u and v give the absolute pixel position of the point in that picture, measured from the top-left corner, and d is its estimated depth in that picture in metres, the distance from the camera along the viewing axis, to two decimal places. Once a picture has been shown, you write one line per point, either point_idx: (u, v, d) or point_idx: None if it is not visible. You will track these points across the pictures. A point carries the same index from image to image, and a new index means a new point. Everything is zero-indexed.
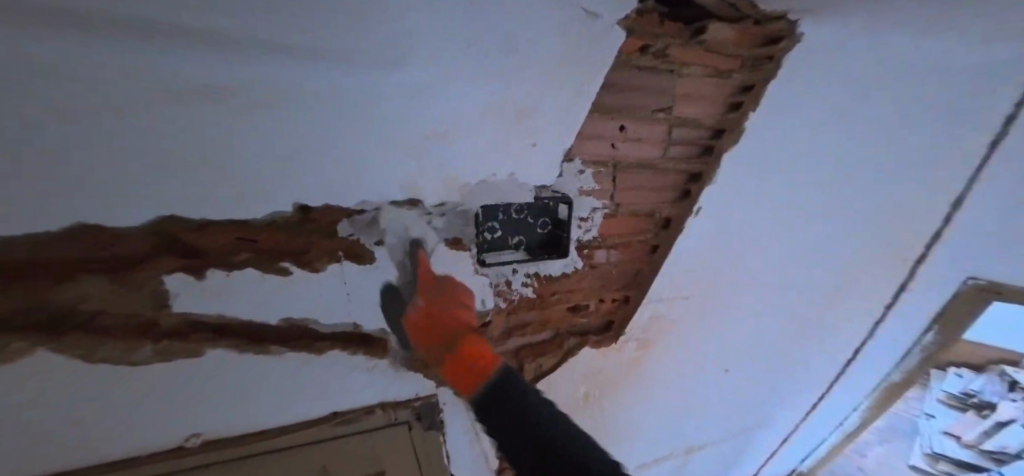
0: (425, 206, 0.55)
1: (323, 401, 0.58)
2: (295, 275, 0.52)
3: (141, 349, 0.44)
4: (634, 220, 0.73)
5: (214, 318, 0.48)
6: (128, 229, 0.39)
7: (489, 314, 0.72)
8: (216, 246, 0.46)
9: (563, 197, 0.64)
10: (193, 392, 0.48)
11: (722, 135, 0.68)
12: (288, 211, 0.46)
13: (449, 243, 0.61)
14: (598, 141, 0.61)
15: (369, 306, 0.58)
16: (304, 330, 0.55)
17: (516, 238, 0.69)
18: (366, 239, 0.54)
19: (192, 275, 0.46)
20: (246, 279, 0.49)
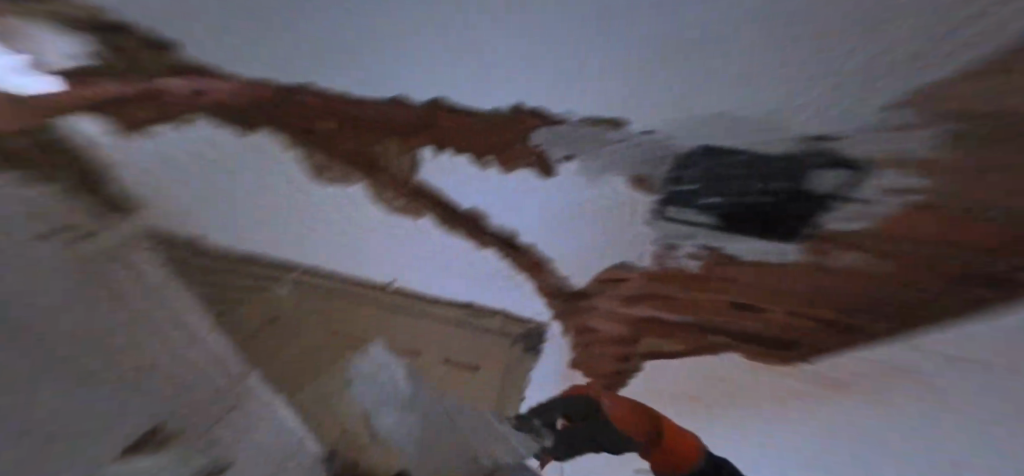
0: (629, 129, 0.45)
1: (470, 279, 0.92)
2: (492, 170, 0.62)
3: (387, 195, 0.71)
4: (926, 228, 0.43)
5: (435, 189, 0.69)
6: (366, 146, 0.61)
7: (628, 275, 0.74)
8: (447, 125, 0.54)
9: (844, 165, 0.41)
10: (418, 252, 0.86)
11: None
12: (508, 106, 0.46)
13: (631, 182, 0.55)
14: (896, 106, 0.32)
15: (531, 215, 0.69)
16: (483, 222, 0.75)
17: (714, 198, 0.52)
18: (555, 153, 0.54)
19: (437, 150, 0.62)
20: (460, 163, 0.62)
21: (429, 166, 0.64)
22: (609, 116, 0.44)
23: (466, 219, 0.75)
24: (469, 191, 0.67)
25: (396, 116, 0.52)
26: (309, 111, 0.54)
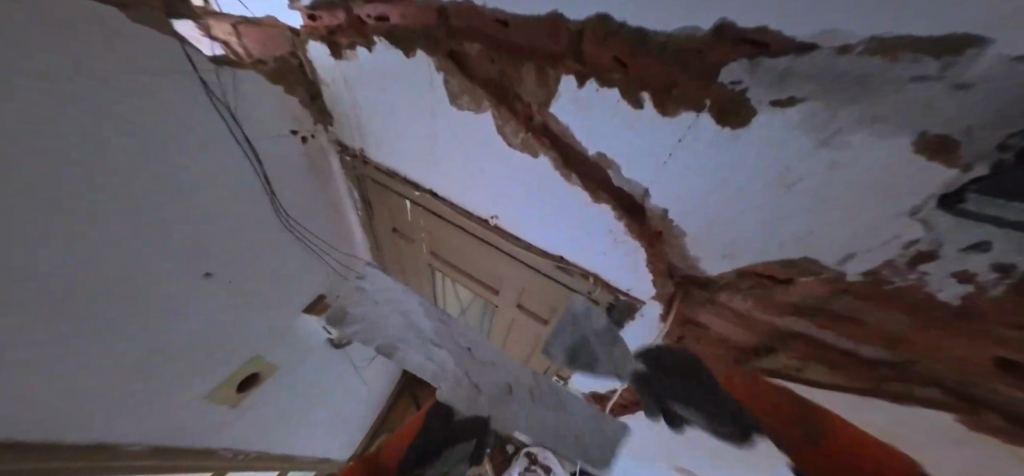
0: (941, 67, 0.27)
1: (564, 243, 0.79)
2: (644, 113, 0.48)
3: (512, 128, 0.65)
4: None
5: (562, 127, 0.58)
6: (512, 61, 0.55)
7: (798, 276, 0.52)
8: (605, 56, 0.45)
9: None
10: (513, 191, 0.76)
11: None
12: (704, 28, 0.36)
13: (919, 146, 0.32)
14: None
15: (676, 180, 0.53)
16: (603, 178, 0.61)
17: None
18: (759, 94, 0.38)
19: (576, 80, 0.51)
20: (607, 97, 0.50)
21: (560, 101, 0.55)
22: (920, 37, 0.26)
23: (588, 162, 0.61)
24: (606, 131, 0.54)
25: (556, 42, 0.48)
26: (465, 21, 0.55)
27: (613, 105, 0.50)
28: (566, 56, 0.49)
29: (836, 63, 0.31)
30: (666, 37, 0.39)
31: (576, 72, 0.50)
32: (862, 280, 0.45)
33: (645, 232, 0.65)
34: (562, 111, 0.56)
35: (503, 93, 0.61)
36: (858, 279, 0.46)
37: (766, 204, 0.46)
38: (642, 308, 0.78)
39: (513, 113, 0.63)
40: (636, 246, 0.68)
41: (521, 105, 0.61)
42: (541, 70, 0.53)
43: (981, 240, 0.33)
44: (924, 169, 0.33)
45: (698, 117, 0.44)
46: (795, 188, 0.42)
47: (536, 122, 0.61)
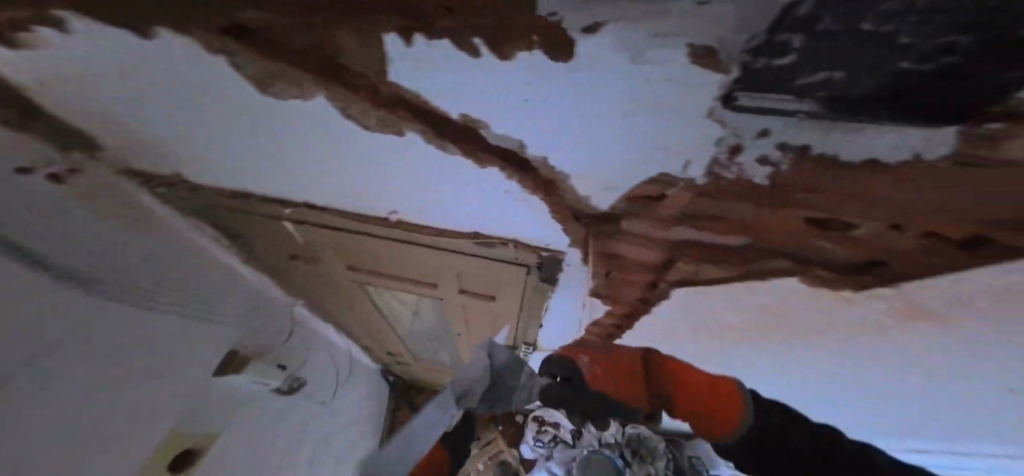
0: None
1: (477, 220, 0.77)
2: (484, 60, 0.43)
3: (355, 107, 0.55)
4: None
5: (411, 94, 0.51)
6: (305, 28, 0.44)
7: (670, 189, 0.54)
8: (426, 1, 0.37)
9: None
10: (402, 180, 0.70)
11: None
12: None
13: (695, 52, 0.34)
14: None
15: (543, 125, 0.50)
16: (478, 141, 0.56)
17: (826, 74, 0.32)
18: (573, 25, 0.36)
19: (397, 37, 0.42)
20: (439, 51, 0.43)
21: (399, 66, 0.47)
22: None
23: (458, 124, 0.55)
24: (459, 88, 0.48)
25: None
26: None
27: (454, 58, 0.44)
28: (384, 11, 0.40)
29: None
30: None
31: (398, 30, 0.42)
32: (708, 180, 0.49)
33: (538, 185, 0.62)
34: (403, 77, 0.48)
35: (333, 71, 0.50)
36: (705, 181, 0.49)
37: (622, 129, 0.47)
38: (565, 258, 0.79)
39: (355, 92, 0.52)
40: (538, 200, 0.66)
41: (360, 81, 0.50)
42: (362, 30, 0.42)
43: (763, 128, 0.39)
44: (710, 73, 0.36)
45: (533, 55, 0.41)
46: (655, 106, 0.42)
47: (387, 94, 0.52)
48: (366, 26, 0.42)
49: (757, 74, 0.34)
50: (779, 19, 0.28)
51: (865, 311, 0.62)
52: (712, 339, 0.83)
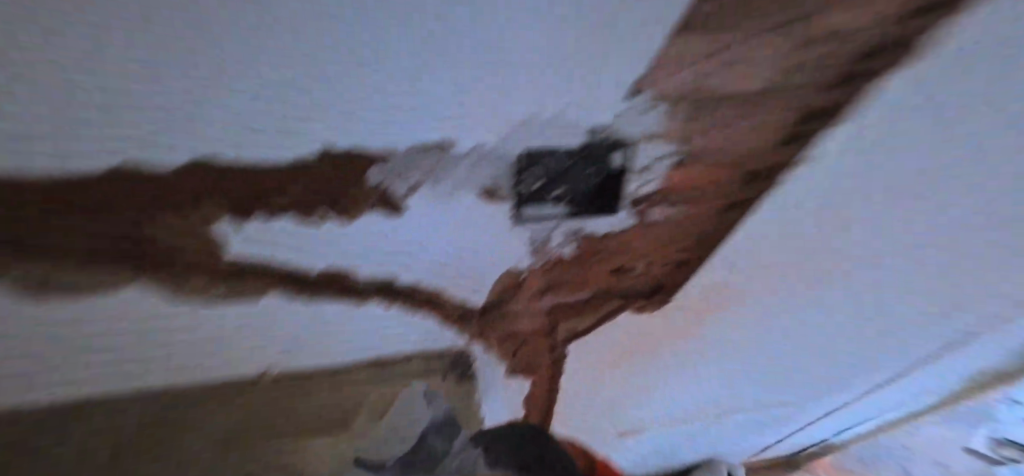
0: (458, 152, 0.46)
1: (365, 344, 0.69)
2: (328, 226, 0.49)
3: (197, 289, 0.48)
4: (719, 172, 0.58)
5: (261, 263, 0.49)
6: (100, 225, 0.36)
7: (523, 273, 0.68)
8: (268, 185, 0.40)
9: (618, 141, 0.54)
10: (246, 334, 0.57)
11: (887, 54, 0.43)
12: (311, 156, 0.39)
13: (483, 193, 0.53)
14: (681, 75, 0.45)
15: (399, 258, 0.58)
16: (345, 285, 0.58)
17: (559, 190, 0.58)
18: (398, 187, 0.47)
19: (233, 220, 0.43)
20: (281, 227, 0.46)
21: (240, 241, 0.45)
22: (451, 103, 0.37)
23: (319, 278, 0.56)
24: (309, 250, 0.51)
25: (188, 188, 0.37)
26: None
27: (298, 228, 0.47)
28: (219, 195, 0.39)
29: (420, 156, 0.44)
30: (321, 157, 0.39)
31: (232, 209, 0.41)
32: (541, 261, 0.67)
33: (417, 301, 0.66)
34: (245, 247, 0.46)
35: (146, 259, 0.42)
36: (540, 262, 0.67)
37: (461, 241, 0.59)
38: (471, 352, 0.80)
39: (189, 274, 0.46)
40: (423, 314, 0.68)
41: (190, 259, 0.44)
42: (191, 212, 0.39)
43: (553, 224, 0.62)
44: (500, 205, 0.56)
45: (372, 213, 0.49)
46: (477, 220, 0.56)
47: (231, 270, 0.48)
48: (191, 212, 0.39)
49: (525, 198, 0.56)
50: (519, 169, 0.52)
51: (678, 317, 0.89)
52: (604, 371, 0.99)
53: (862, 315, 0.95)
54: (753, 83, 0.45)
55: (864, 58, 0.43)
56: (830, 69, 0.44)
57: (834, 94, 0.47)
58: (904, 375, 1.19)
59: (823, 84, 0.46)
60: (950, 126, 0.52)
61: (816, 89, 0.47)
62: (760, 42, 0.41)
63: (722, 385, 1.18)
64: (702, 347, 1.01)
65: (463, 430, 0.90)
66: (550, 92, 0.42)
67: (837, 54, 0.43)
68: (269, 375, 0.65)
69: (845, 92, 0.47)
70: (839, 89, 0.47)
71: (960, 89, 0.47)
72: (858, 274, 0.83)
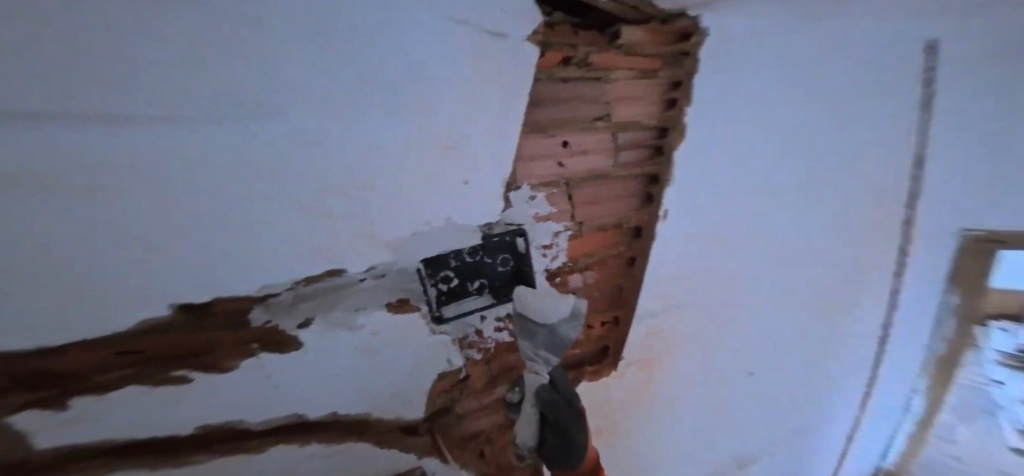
0: (351, 273, 0.50)
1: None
2: (198, 381, 0.46)
3: None
4: (603, 234, 0.67)
5: (113, 441, 0.44)
6: None
7: (464, 370, 0.67)
8: (89, 362, 0.40)
9: (516, 229, 0.60)
10: None
11: (668, 132, 0.61)
12: (166, 314, 0.41)
13: (393, 306, 0.55)
14: (541, 160, 0.57)
15: (306, 395, 0.53)
16: (243, 435, 0.52)
17: (477, 281, 0.62)
18: (287, 324, 0.48)
19: (50, 409, 0.40)
20: (126, 396, 0.43)
21: (49, 436, 0.41)
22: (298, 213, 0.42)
23: (198, 434, 0.49)
24: (163, 417, 0.45)
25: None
26: None
27: (142, 398, 0.43)
28: (12, 389, 0.37)
29: (306, 285, 0.48)
30: (169, 316, 0.42)
31: (37, 403, 0.39)
32: (479, 354, 0.67)
33: (345, 431, 0.59)
34: (56, 438, 0.41)
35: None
36: (480, 353, 0.67)
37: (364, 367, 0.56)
38: (425, 467, 0.69)
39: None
40: (350, 443, 0.60)
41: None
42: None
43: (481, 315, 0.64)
44: (407, 317, 0.56)
45: (260, 359, 0.48)
46: (384, 338, 0.55)
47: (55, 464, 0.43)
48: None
49: (446, 296, 0.60)
50: (429, 274, 0.57)
51: (650, 377, 0.85)
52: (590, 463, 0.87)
53: (803, 318, 1.02)
54: (598, 163, 0.60)
55: (657, 136, 0.62)
56: (642, 147, 0.62)
57: (656, 163, 0.64)
58: (870, 376, 1.27)
59: (642, 157, 0.63)
60: (748, 157, 0.70)
61: (642, 163, 0.63)
62: (566, 120, 0.55)
63: (735, 438, 1.12)
64: (694, 403, 0.97)
65: None
66: (413, 193, 0.48)
67: (640, 136, 0.61)
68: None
69: (660, 162, 0.64)
70: (657, 159, 0.63)
71: (726, 140, 0.66)
72: (779, 282, 0.91)
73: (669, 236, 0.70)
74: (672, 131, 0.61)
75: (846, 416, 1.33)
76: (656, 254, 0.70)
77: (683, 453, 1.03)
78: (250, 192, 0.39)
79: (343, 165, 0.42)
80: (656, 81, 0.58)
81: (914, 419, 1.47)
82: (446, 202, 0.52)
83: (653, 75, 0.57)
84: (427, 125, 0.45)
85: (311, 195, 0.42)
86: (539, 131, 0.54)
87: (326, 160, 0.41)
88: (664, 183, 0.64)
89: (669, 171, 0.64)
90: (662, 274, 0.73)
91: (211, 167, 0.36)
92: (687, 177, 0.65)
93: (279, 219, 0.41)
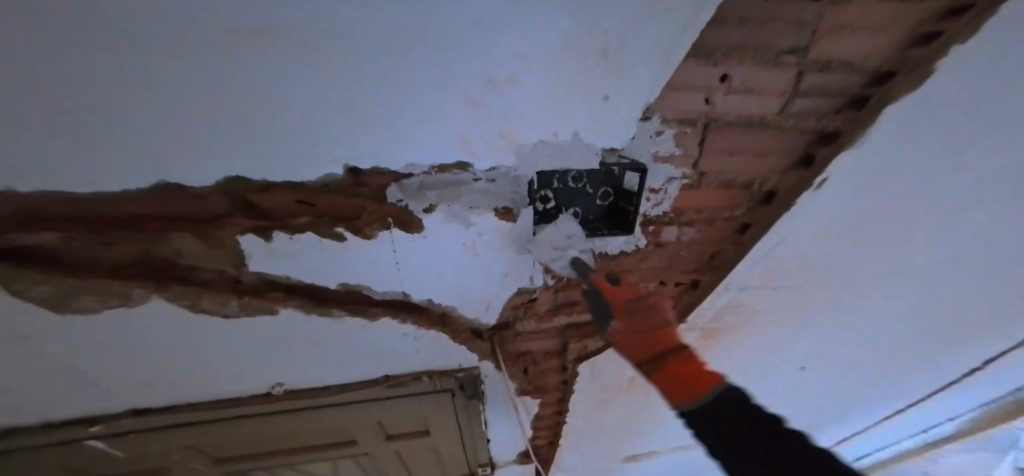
0: (475, 170, 0.50)
1: (383, 361, 0.68)
2: (349, 241, 0.52)
3: (230, 303, 0.55)
4: (724, 193, 0.63)
5: (282, 278, 0.55)
6: (185, 220, 0.47)
7: (536, 291, 0.66)
8: (282, 204, 0.48)
9: (632, 164, 0.55)
10: (269, 344, 0.61)
11: (892, 79, 0.50)
12: (339, 174, 0.46)
13: (499, 213, 0.56)
14: (689, 94, 0.50)
15: (416, 279, 0.59)
16: (363, 301, 0.60)
17: (571, 210, 0.60)
18: (414, 207, 0.51)
19: (261, 237, 0.49)
20: (307, 241, 0.51)
21: (257, 261, 0.52)
22: (466, 104, 0.42)
23: (338, 291, 0.58)
24: (322, 264, 0.54)
25: (215, 205, 0.46)
26: (115, 218, 0.44)
27: (315, 244, 0.52)
28: (239, 215, 0.47)
29: (439, 178, 0.50)
30: (341, 176, 0.46)
31: (254, 230, 0.49)
32: (554, 281, 0.65)
33: (435, 319, 0.65)
34: (260, 268, 0.53)
35: (169, 278, 0.51)
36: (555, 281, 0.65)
37: (460, 263, 0.59)
38: (481, 370, 0.73)
39: (212, 291, 0.54)
40: (436, 331, 0.66)
41: (207, 278, 0.53)
42: (204, 235, 0.48)
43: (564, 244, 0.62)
44: (512, 225, 0.58)
45: (391, 234, 0.53)
46: (488, 240, 0.58)
47: (247, 285, 0.55)
48: (216, 230, 0.48)
49: (539, 217, 0.59)
50: (534, 188, 0.55)
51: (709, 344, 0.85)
52: (615, 404, 0.90)
53: (897, 340, 0.94)
54: (759, 108, 0.52)
55: (867, 84, 0.51)
56: (833, 96, 0.52)
57: (845, 117, 0.55)
58: (935, 403, 1.21)
59: (826, 110, 0.54)
60: (941, 158, 0.58)
61: (822, 115, 0.54)
62: (755, 52, 0.46)
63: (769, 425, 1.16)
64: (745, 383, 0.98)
65: (483, 450, 0.88)
66: (567, 104, 0.46)
67: (843, 81, 0.50)
68: (285, 387, 0.69)
69: (851, 118, 0.54)
70: (849, 113, 0.54)
71: (940, 121, 0.53)
72: (897, 298, 0.83)
73: (808, 210, 0.63)
74: (899, 79, 0.49)
75: (884, 431, 1.32)
76: (784, 227, 0.65)
77: None
78: (425, 67, 0.38)
79: (531, 52, 0.39)
80: (921, 4, 0.43)
81: (958, 424, 1.33)
82: (595, 130, 0.50)
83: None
84: (608, 30, 0.39)
85: (479, 79, 0.40)
86: (703, 59, 0.46)
87: (526, 36, 0.38)
88: (841, 145, 0.55)
89: (859, 133, 0.54)
90: (775, 249, 0.69)
91: (414, 34, 0.35)
92: (873, 151, 0.55)
93: (445, 102, 0.41)
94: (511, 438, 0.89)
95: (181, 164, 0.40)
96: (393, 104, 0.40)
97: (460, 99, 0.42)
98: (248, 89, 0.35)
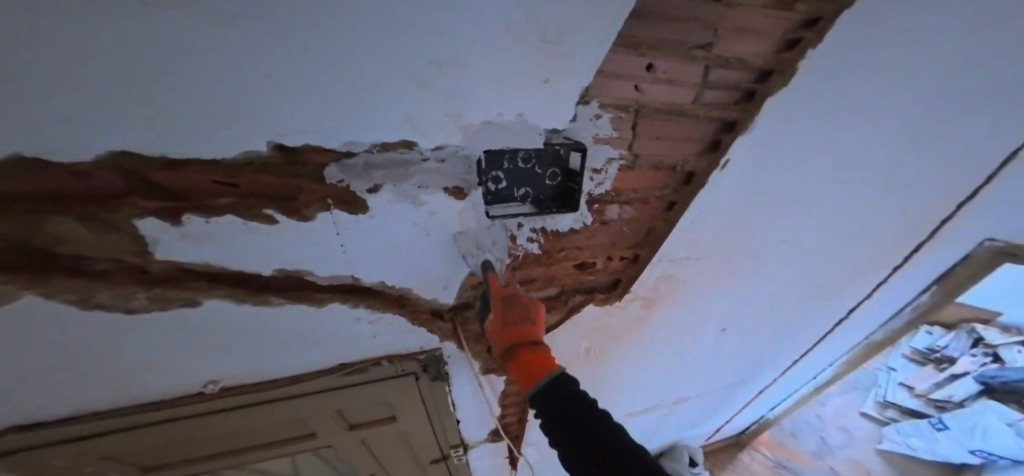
0: (421, 149, 0.52)
1: (338, 349, 0.69)
2: (283, 223, 0.51)
3: (136, 296, 0.51)
4: (655, 172, 0.68)
5: (202, 266, 0.52)
6: (64, 208, 0.42)
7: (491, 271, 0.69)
8: (196, 184, 0.45)
9: (575, 144, 0.59)
10: (203, 341, 0.59)
11: (770, 77, 0.58)
12: (265, 151, 0.44)
13: (450, 192, 0.58)
14: (620, 81, 0.54)
15: (362, 263, 0.60)
16: (307, 285, 0.60)
17: (522, 189, 0.63)
18: (358, 186, 0.52)
19: (167, 220, 0.46)
20: (224, 224, 0.49)
21: (164, 248, 0.49)
22: (393, 94, 0.44)
23: (276, 277, 0.57)
24: (257, 251, 0.53)
25: (103, 185, 0.42)
26: None
27: (240, 227, 0.50)
28: (139, 196, 0.44)
29: (383, 156, 0.50)
30: (267, 153, 0.45)
31: (161, 213, 0.46)
32: (510, 259, 0.70)
33: (387, 304, 0.66)
34: (169, 255, 0.50)
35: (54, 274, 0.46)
36: (511, 259, 0.71)
37: (410, 245, 0.60)
38: (443, 351, 0.76)
39: (111, 283, 0.50)
40: (391, 314, 0.67)
41: (104, 269, 0.49)
42: (88, 218, 0.44)
43: (518, 222, 0.65)
44: (461, 206, 0.60)
45: (333, 214, 0.53)
46: (440, 219, 0.60)
47: (155, 276, 0.51)
48: (106, 213, 0.44)
49: (491, 198, 0.61)
50: (484, 169, 0.58)
51: (650, 317, 0.92)
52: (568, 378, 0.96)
53: (806, 309, 1.07)
54: (677, 97, 0.58)
55: (755, 79, 0.58)
56: (732, 89, 0.59)
57: (740, 109, 0.61)
58: (839, 359, 1.39)
59: (727, 101, 0.60)
60: (818, 144, 0.68)
61: (726, 107, 0.61)
62: (661, 51, 0.52)
63: (708, 389, 1.26)
64: (682, 353, 1.06)
65: (450, 431, 0.89)
66: (496, 91, 0.49)
67: (739, 75, 0.57)
68: (219, 385, 0.66)
69: (745, 109, 0.61)
70: (743, 105, 0.61)
71: (812, 110, 0.62)
72: (800, 270, 0.94)
73: (719, 189, 0.70)
74: (776, 77, 0.57)
75: (797, 386, 1.51)
76: (702, 205, 0.72)
77: (661, 390, 1.17)
78: (349, 59, 0.39)
79: (450, 47, 0.42)
80: (792, 13, 0.50)
81: (836, 370, 1.45)
82: (540, 112, 0.53)
83: (789, 6, 0.49)
84: (520, 26, 0.43)
85: (407, 68, 0.42)
86: (627, 50, 0.50)
87: (442, 35, 0.41)
88: (739, 132, 0.63)
89: (751, 122, 0.62)
90: (696, 226, 0.76)
91: (332, 31, 0.37)
92: (764, 133, 0.64)
93: (374, 93, 0.43)
94: (478, 416, 0.92)
95: (68, 153, 0.37)
96: (323, 95, 0.41)
97: (389, 89, 0.44)
98: (158, 73, 0.34)
